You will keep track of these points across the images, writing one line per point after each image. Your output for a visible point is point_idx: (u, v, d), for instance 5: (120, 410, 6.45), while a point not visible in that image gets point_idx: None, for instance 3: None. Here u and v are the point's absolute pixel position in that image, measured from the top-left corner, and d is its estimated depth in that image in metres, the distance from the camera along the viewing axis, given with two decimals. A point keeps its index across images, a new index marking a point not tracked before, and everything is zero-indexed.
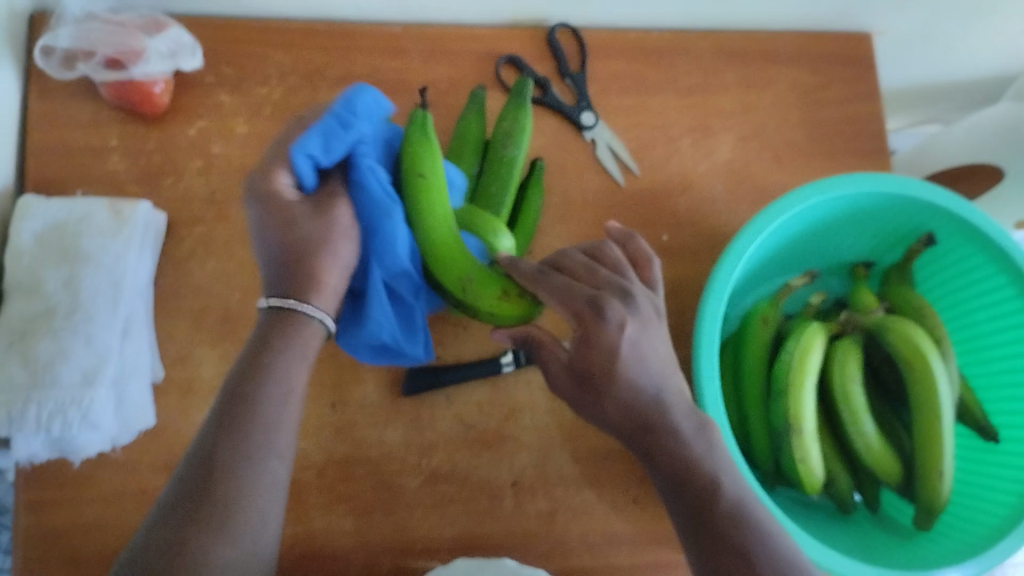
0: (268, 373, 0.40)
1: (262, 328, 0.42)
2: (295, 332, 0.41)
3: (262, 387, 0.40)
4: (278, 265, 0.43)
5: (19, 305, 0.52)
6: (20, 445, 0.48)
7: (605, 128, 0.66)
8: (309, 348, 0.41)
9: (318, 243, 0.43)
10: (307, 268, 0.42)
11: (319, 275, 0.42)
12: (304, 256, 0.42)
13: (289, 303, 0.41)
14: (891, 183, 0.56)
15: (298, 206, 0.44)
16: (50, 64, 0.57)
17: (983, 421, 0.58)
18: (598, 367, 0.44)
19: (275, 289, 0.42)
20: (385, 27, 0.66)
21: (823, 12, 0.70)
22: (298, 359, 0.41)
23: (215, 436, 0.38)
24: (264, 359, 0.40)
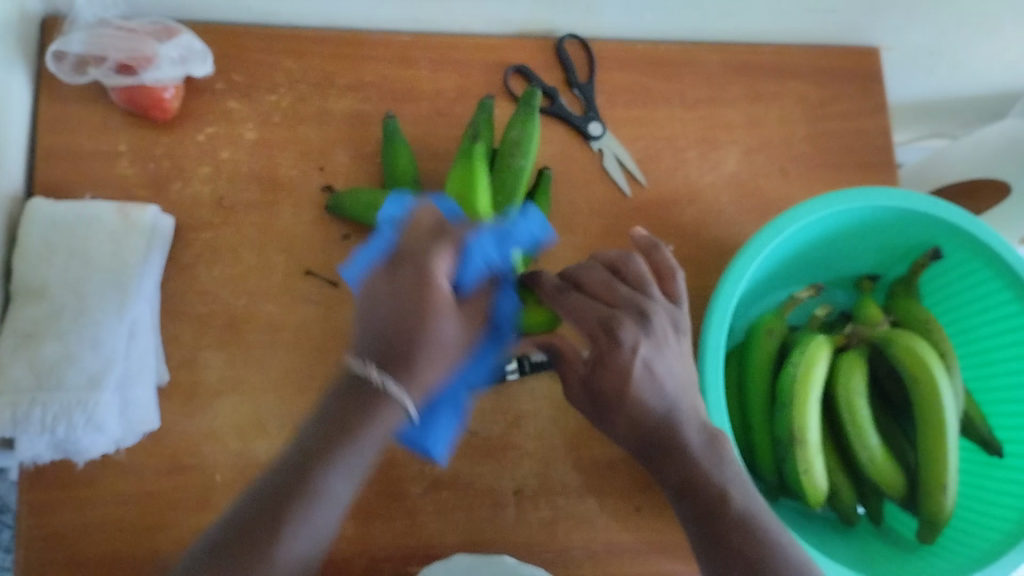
0: (342, 442, 0.39)
1: (347, 389, 0.40)
2: (381, 411, 0.39)
3: (336, 454, 0.39)
4: (378, 333, 0.41)
5: (26, 309, 0.52)
6: (26, 445, 0.49)
7: (612, 139, 0.67)
8: (382, 425, 0.39)
9: (438, 340, 0.41)
10: (418, 353, 0.41)
11: (421, 367, 0.41)
12: (415, 344, 0.41)
13: (382, 377, 0.39)
14: (900, 197, 0.56)
15: (448, 309, 0.42)
16: (62, 69, 0.58)
17: (987, 435, 0.58)
18: (610, 386, 0.45)
19: (372, 351, 0.40)
20: (394, 35, 0.66)
21: (831, 25, 0.71)
22: (379, 434, 0.39)
23: (273, 494, 0.38)
24: (341, 428, 0.39)
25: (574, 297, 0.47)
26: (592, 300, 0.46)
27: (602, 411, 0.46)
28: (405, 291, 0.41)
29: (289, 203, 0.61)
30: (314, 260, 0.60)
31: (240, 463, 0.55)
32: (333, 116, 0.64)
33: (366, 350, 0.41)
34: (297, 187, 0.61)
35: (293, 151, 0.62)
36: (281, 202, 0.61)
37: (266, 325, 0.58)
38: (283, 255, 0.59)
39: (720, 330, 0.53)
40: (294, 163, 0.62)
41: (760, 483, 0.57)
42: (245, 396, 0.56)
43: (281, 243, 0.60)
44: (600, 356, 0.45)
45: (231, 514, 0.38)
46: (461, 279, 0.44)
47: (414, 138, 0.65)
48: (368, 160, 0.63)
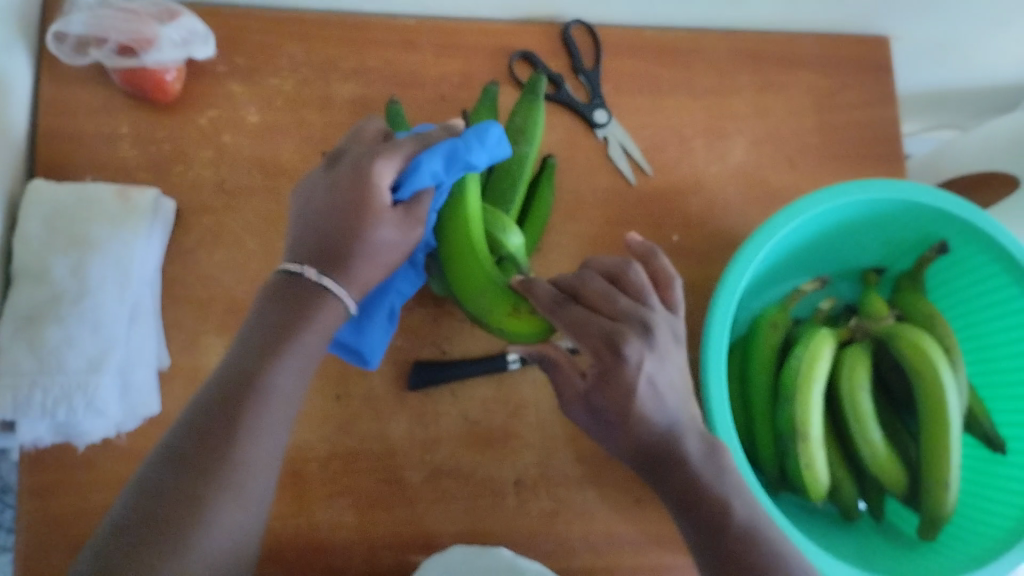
0: (286, 344, 0.39)
1: (283, 289, 0.40)
2: (322, 308, 0.40)
3: (280, 357, 0.39)
4: (331, 219, 0.41)
5: (26, 292, 0.52)
6: (26, 428, 0.49)
7: (618, 127, 0.66)
8: (322, 318, 0.40)
9: (377, 249, 0.41)
10: (348, 227, 0.41)
11: (359, 266, 0.41)
12: (350, 215, 0.41)
13: (321, 278, 0.40)
14: (907, 189, 0.56)
15: (387, 216, 0.42)
16: (63, 50, 0.57)
17: (991, 432, 0.58)
18: (609, 397, 0.46)
19: (312, 256, 0.41)
20: (399, 19, 0.65)
21: (841, 13, 0.70)
22: (322, 334, 0.40)
23: (217, 401, 0.37)
24: (283, 330, 0.39)
25: (579, 312, 0.45)
26: (595, 316, 0.46)
27: (605, 425, 0.47)
28: (350, 193, 0.41)
29: (291, 189, 0.60)
30: None
31: None
32: (337, 101, 0.63)
33: (299, 250, 0.41)
34: (299, 172, 0.61)
35: (296, 135, 0.62)
36: (284, 187, 0.60)
37: None
38: (285, 241, 0.59)
39: (723, 321, 0.52)
40: (297, 148, 0.61)
41: (761, 475, 0.57)
42: None
43: (283, 229, 0.59)
44: (608, 371, 0.45)
45: (172, 434, 0.37)
46: (401, 185, 0.43)
47: (418, 124, 0.64)
48: None
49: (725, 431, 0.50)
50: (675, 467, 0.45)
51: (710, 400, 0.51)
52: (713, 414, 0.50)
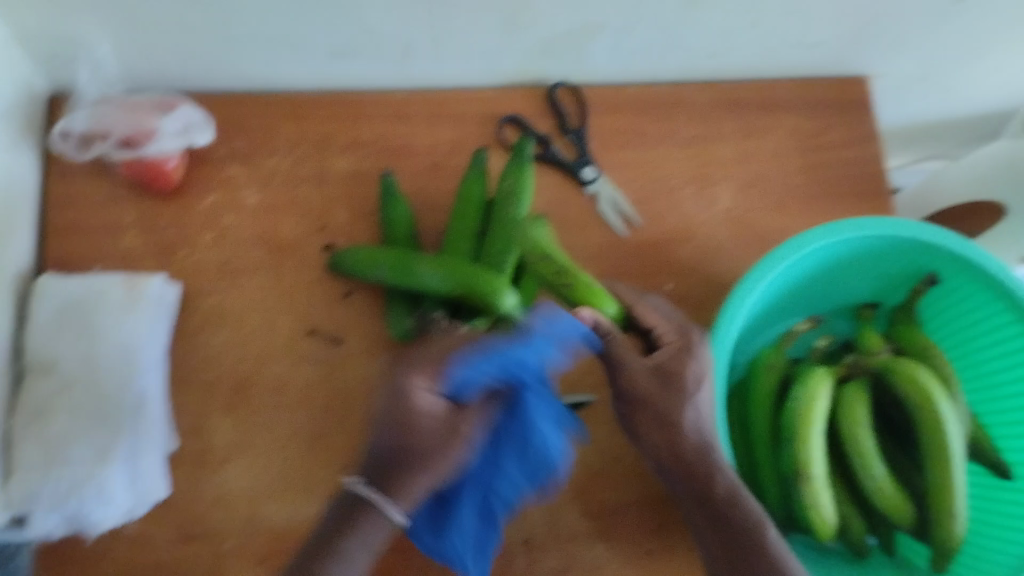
0: (342, 552, 0.43)
1: (344, 503, 0.44)
2: (371, 525, 0.43)
3: (334, 566, 0.43)
4: (382, 438, 0.44)
5: (36, 387, 0.53)
6: (38, 522, 0.50)
7: (607, 182, 0.67)
8: (372, 527, 0.43)
9: (412, 416, 0.44)
10: (396, 465, 0.44)
11: (413, 485, 0.44)
12: (393, 429, 0.44)
13: (377, 492, 0.43)
14: (892, 226, 0.57)
15: (431, 412, 0.44)
16: (67, 147, 0.60)
17: (998, 460, 0.58)
18: (640, 414, 0.53)
19: (369, 472, 0.44)
20: (388, 94, 0.68)
21: (817, 59, 0.72)
22: (369, 547, 0.43)
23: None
24: (340, 539, 0.43)
25: (661, 308, 0.55)
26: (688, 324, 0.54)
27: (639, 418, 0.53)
28: (389, 418, 0.44)
29: (292, 264, 0.62)
30: (318, 318, 0.61)
31: (250, 526, 0.56)
32: (331, 176, 0.65)
33: (371, 463, 0.44)
34: (299, 248, 0.63)
35: (293, 213, 0.64)
36: (284, 263, 0.62)
37: (273, 385, 0.59)
38: (288, 315, 0.61)
39: (718, 367, 0.53)
40: (295, 225, 0.63)
41: (767, 518, 0.57)
42: (254, 458, 0.57)
43: (285, 304, 0.61)
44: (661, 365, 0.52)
45: None
46: (454, 391, 0.45)
47: (412, 193, 0.66)
48: (367, 217, 0.64)
49: (728, 478, 0.50)
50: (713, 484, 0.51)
51: (709, 446, 0.51)
52: (713, 460, 0.51)
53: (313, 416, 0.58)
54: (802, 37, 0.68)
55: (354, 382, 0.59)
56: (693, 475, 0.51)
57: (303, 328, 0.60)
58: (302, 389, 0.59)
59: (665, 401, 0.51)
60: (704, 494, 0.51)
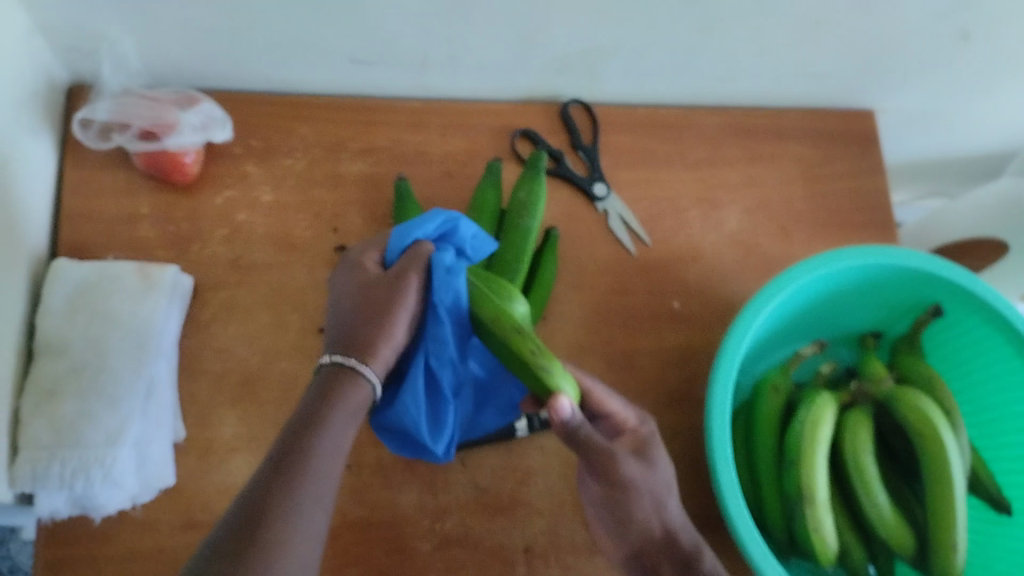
0: (326, 421, 0.41)
1: (321, 379, 0.44)
2: (354, 389, 0.43)
3: (318, 438, 0.41)
4: (342, 327, 0.46)
5: (47, 367, 0.53)
6: (44, 500, 0.51)
7: (617, 200, 0.68)
8: (355, 399, 0.43)
9: (387, 311, 0.46)
10: (363, 328, 0.46)
11: (381, 344, 0.45)
12: (365, 315, 0.46)
13: (347, 357, 0.44)
14: (899, 255, 0.58)
15: (397, 319, 0.46)
16: (88, 136, 0.60)
17: (996, 492, 0.58)
18: (612, 503, 0.51)
19: (337, 347, 0.45)
20: (405, 102, 0.68)
21: (825, 91, 0.73)
22: (356, 410, 0.43)
23: (272, 476, 0.39)
24: (319, 407, 0.42)
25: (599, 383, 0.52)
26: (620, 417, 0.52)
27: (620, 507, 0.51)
28: (367, 304, 0.47)
29: (303, 263, 0.62)
30: (327, 318, 0.61)
31: None
32: (346, 179, 0.65)
33: (338, 345, 0.45)
34: (311, 247, 0.63)
35: (307, 213, 0.64)
36: (296, 262, 0.62)
37: (280, 382, 0.59)
38: (297, 313, 0.61)
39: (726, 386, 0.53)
40: (308, 224, 0.64)
41: (769, 540, 0.57)
42: (259, 453, 0.57)
43: (295, 302, 0.61)
44: (620, 435, 0.52)
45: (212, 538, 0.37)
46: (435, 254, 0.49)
47: (425, 199, 0.67)
48: (380, 221, 0.65)
49: (733, 499, 0.51)
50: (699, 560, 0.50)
51: (716, 465, 0.52)
52: (720, 479, 0.51)
53: None
54: (815, 68, 0.69)
55: None
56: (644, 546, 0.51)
57: (312, 326, 0.61)
58: (308, 387, 0.59)
59: (638, 487, 0.50)
60: (684, 568, 0.50)
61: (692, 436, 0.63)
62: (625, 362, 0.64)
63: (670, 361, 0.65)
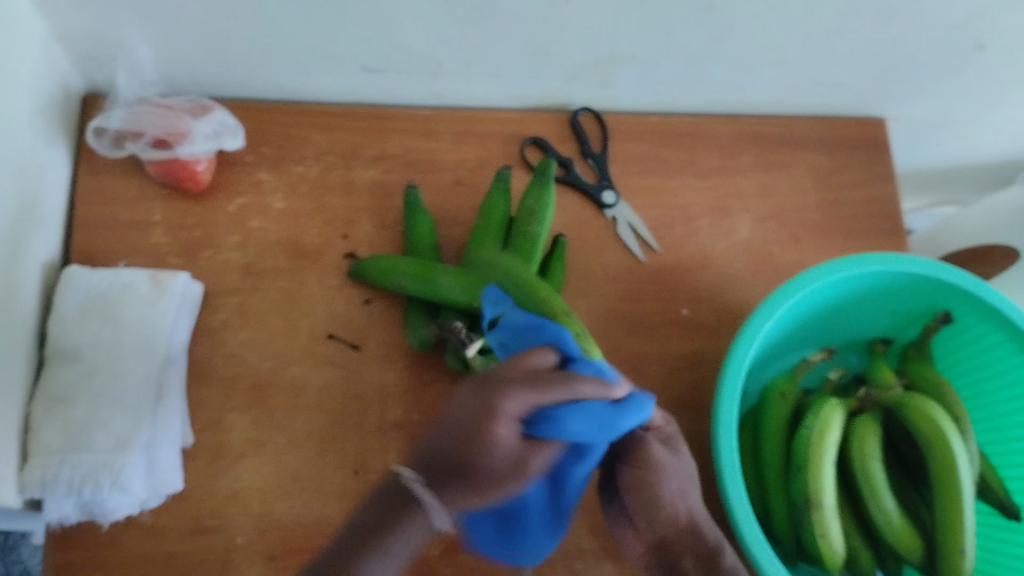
0: (382, 543, 0.38)
1: (387, 493, 0.40)
2: (416, 523, 0.38)
3: (377, 553, 0.38)
4: (446, 438, 0.40)
5: (58, 374, 0.54)
6: (53, 506, 0.52)
7: (626, 207, 0.68)
8: (417, 532, 0.38)
9: (496, 442, 0.40)
10: (454, 469, 0.39)
11: (467, 487, 0.39)
12: (464, 443, 0.40)
13: (422, 490, 0.39)
14: (909, 262, 0.58)
15: (505, 436, 0.40)
16: (101, 144, 0.62)
17: (1006, 500, 0.58)
18: (634, 501, 0.52)
19: (423, 468, 0.40)
20: (416, 110, 0.69)
21: (837, 99, 0.73)
22: (411, 544, 0.38)
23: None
24: (380, 529, 0.38)
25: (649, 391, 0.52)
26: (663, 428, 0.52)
27: (640, 490, 0.51)
28: (466, 419, 0.40)
29: (313, 270, 0.63)
30: (337, 324, 0.62)
31: (261, 524, 0.56)
32: (357, 186, 0.66)
33: (425, 459, 0.40)
34: (321, 254, 0.64)
35: (318, 220, 0.65)
36: (307, 268, 0.63)
37: (290, 388, 0.59)
38: (308, 320, 0.61)
39: (733, 393, 0.53)
40: (319, 231, 0.64)
41: (777, 545, 0.57)
42: (269, 458, 0.57)
43: (306, 308, 0.62)
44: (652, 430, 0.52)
45: None
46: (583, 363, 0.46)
47: (435, 206, 0.67)
48: (390, 228, 0.65)
49: (738, 503, 0.51)
50: (720, 557, 0.52)
51: (722, 470, 0.52)
52: (726, 484, 0.51)
53: (327, 419, 0.59)
54: (826, 76, 0.69)
55: (370, 389, 0.60)
56: (670, 541, 0.52)
57: (322, 333, 0.61)
58: (318, 393, 0.60)
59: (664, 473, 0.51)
60: (707, 561, 0.52)
61: (700, 442, 0.63)
62: (634, 368, 0.64)
63: (679, 368, 0.65)
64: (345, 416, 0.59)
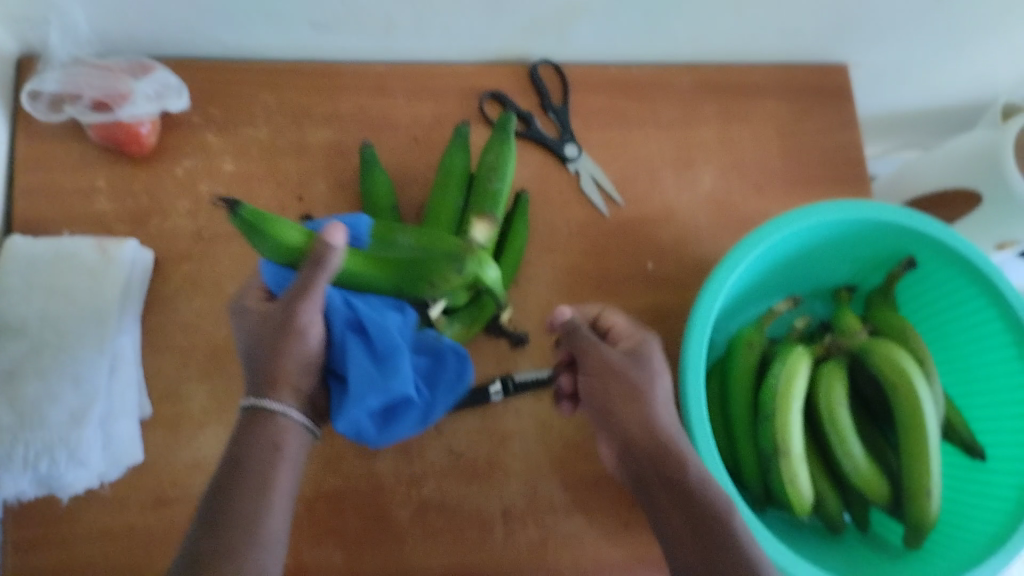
0: (246, 460, 0.42)
1: (241, 428, 0.44)
2: (269, 428, 0.44)
3: (253, 470, 0.42)
4: (253, 356, 0.45)
5: (6, 348, 0.52)
6: (8, 483, 0.49)
7: (589, 160, 0.67)
8: (283, 440, 0.44)
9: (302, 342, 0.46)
10: (274, 357, 0.45)
11: (287, 374, 0.45)
12: (269, 346, 0.45)
13: (263, 401, 0.44)
14: (875, 208, 0.57)
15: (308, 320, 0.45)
16: (38, 108, 0.58)
17: (969, 438, 0.58)
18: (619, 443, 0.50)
19: (253, 386, 0.45)
20: (368, 66, 0.66)
21: (797, 45, 0.72)
22: (276, 447, 0.44)
23: (215, 503, 0.41)
24: (244, 449, 0.43)
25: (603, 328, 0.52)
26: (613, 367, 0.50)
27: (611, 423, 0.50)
28: (264, 331, 0.45)
29: None
30: None
31: None
32: (311, 146, 0.64)
33: (249, 386, 0.45)
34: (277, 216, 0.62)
35: (271, 182, 0.63)
36: None
37: None
38: None
39: (701, 343, 0.53)
40: (273, 194, 0.62)
41: (746, 493, 0.57)
42: (231, 428, 0.56)
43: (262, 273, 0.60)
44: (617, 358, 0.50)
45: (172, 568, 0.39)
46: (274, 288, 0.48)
47: (392, 165, 0.65)
48: (347, 187, 0.63)
49: (709, 450, 0.50)
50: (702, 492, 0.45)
51: (690, 420, 0.51)
52: (696, 436, 0.51)
53: None
54: (784, 22, 0.68)
55: None
56: (666, 458, 0.47)
57: None
58: None
59: (626, 376, 0.49)
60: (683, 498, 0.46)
61: (669, 395, 0.63)
62: None
63: (646, 321, 0.64)
64: None
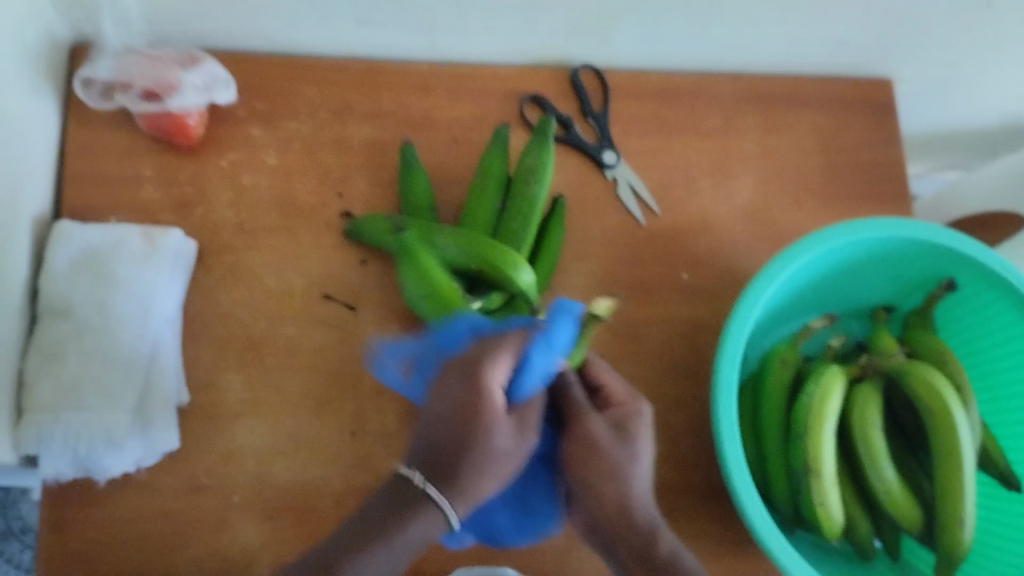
0: (387, 537, 0.40)
1: (389, 493, 0.42)
2: (425, 517, 0.41)
3: (375, 555, 0.40)
4: (438, 433, 0.43)
5: (51, 330, 0.54)
6: (48, 463, 0.51)
7: (627, 167, 0.67)
8: (416, 536, 0.41)
9: (493, 464, 0.43)
10: (460, 454, 0.42)
11: (466, 480, 0.42)
12: (460, 434, 0.43)
13: (426, 485, 0.42)
14: (917, 229, 0.57)
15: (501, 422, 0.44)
16: (90, 95, 0.60)
17: (1007, 471, 0.57)
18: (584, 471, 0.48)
19: (421, 458, 0.43)
20: (411, 65, 0.67)
21: (843, 58, 0.71)
22: (418, 539, 0.41)
23: (320, 568, 0.40)
24: (385, 524, 0.41)
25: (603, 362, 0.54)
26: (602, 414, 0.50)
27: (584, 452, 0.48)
28: (456, 411, 0.43)
29: (307, 228, 0.62)
30: (331, 284, 0.60)
31: (256, 485, 0.55)
32: (353, 142, 0.64)
33: (414, 453, 0.43)
34: (316, 212, 0.62)
35: (312, 177, 0.63)
36: (300, 227, 0.62)
37: (283, 348, 0.58)
38: (302, 279, 0.60)
39: (734, 358, 0.53)
40: (314, 189, 0.63)
41: (775, 512, 0.57)
42: (265, 418, 0.57)
43: (300, 267, 0.61)
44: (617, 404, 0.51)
45: None
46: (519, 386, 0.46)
47: (433, 164, 0.66)
48: (387, 186, 0.64)
49: (738, 467, 0.50)
50: (654, 544, 0.47)
51: (721, 437, 0.51)
52: (726, 451, 0.50)
53: (320, 380, 0.58)
54: (830, 34, 0.67)
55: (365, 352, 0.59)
56: (630, 514, 0.47)
57: (316, 293, 0.60)
58: (311, 354, 0.59)
59: (609, 455, 0.48)
60: (642, 551, 0.46)
61: (700, 407, 0.63)
62: (634, 333, 0.64)
63: (680, 332, 0.64)
64: (339, 380, 0.58)
